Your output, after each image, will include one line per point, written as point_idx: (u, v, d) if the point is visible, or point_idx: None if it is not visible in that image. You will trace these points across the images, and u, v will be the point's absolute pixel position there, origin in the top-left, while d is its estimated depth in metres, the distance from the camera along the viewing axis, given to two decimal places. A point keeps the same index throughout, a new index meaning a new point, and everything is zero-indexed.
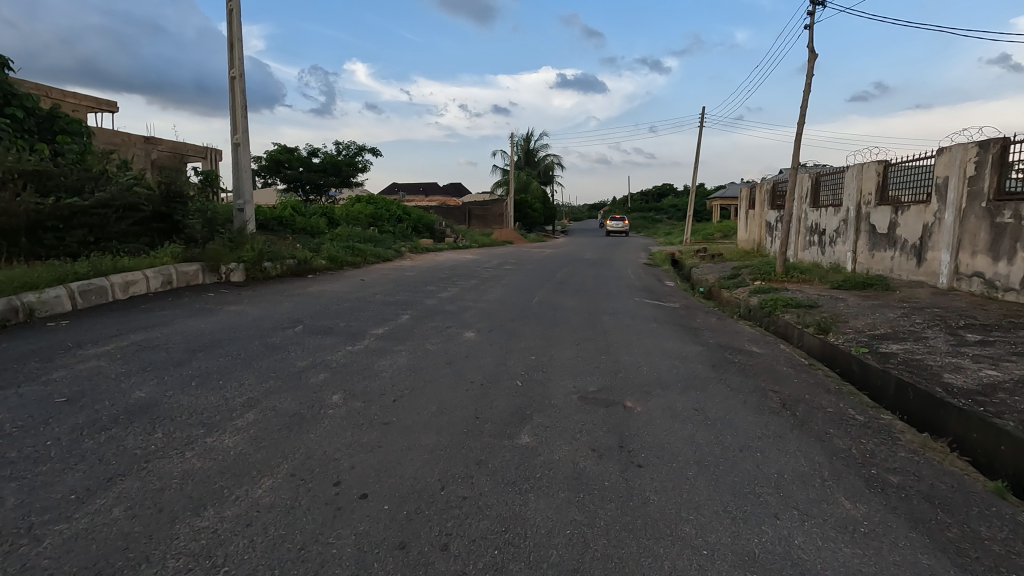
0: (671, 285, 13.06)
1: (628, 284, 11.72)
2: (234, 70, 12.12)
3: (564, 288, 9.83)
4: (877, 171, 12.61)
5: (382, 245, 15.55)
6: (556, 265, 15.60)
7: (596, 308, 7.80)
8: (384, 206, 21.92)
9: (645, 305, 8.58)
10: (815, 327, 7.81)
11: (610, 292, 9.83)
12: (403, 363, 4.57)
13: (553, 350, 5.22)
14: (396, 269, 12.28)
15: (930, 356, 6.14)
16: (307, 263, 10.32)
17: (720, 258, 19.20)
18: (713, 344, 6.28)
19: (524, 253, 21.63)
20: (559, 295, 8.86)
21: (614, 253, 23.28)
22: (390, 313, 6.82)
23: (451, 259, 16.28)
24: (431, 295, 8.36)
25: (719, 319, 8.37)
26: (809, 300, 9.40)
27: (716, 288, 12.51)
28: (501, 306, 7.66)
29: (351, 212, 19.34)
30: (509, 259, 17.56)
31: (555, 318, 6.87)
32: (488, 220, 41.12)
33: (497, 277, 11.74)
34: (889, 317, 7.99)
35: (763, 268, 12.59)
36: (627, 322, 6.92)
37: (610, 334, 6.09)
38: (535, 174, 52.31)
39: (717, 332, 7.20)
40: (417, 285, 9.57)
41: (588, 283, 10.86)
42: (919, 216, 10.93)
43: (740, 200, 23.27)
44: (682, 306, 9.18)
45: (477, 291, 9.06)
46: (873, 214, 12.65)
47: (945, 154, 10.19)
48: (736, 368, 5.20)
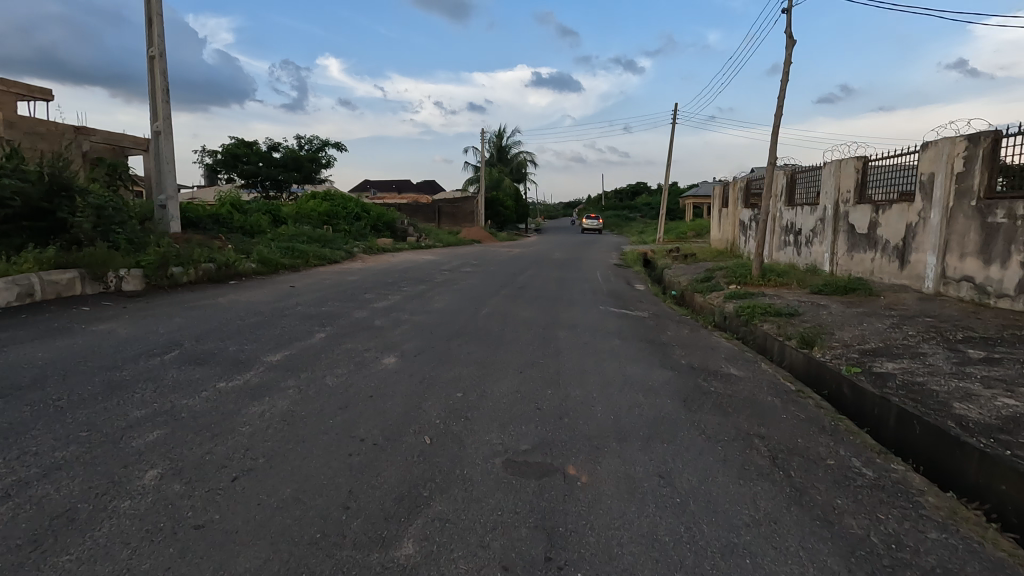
0: (642, 288, 12.17)
1: (594, 289, 10.74)
2: (153, 48, 10.75)
3: (521, 296, 8.80)
4: (857, 168, 11.92)
5: (330, 246, 14.27)
6: (521, 267, 14.54)
7: (552, 320, 6.77)
8: (341, 203, 20.60)
9: (610, 315, 7.61)
10: (798, 340, 6.95)
11: (573, 300, 8.83)
12: (280, 408, 3.45)
13: (487, 383, 4.17)
14: (340, 272, 11.08)
15: (931, 377, 5.32)
16: (230, 268, 9.04)
17: (692, 258, 18.42)
18: (685, 365, 5.33)
19: (491, 252, 20.54)
20: (514, 305, 7.81)
21: (584, 253, 22.37)
22: (304, 330, 5.69)
23: (408, 260, 15.12)
24: (366, 306, 7.23)
25: (692, 331, 7.45)
26: (788, 307, 8.57)
27: (689, 292, 11.65)
28: (442, 319, 6.59)
29: (303, 209, 17.95)
30: (471, 260, 16.44)
31: (501, 335, 5.82)
32: (458, 218, 39.86)
33: (451, 281, 10.65)
34: (878, 327, 7.18)
35: (738, 270, 11.76)
36: (585, 338, 5.92)
37: (562, 357, 5.08)
38: (507, 171, 51.26)
39: (689, 348, 6.26)
40: (355, 293, 8.42)
41: (550, 290, 9.84)
42: (902, 215, 10.26)
43: (713, 198, 22.56)
44: (651, 315, 8.24)
45: (422, 300, 7.96)
46: (852, 213, 11.97)
47: (930, 149, 9.50)
48: (712, 402, 4.23)
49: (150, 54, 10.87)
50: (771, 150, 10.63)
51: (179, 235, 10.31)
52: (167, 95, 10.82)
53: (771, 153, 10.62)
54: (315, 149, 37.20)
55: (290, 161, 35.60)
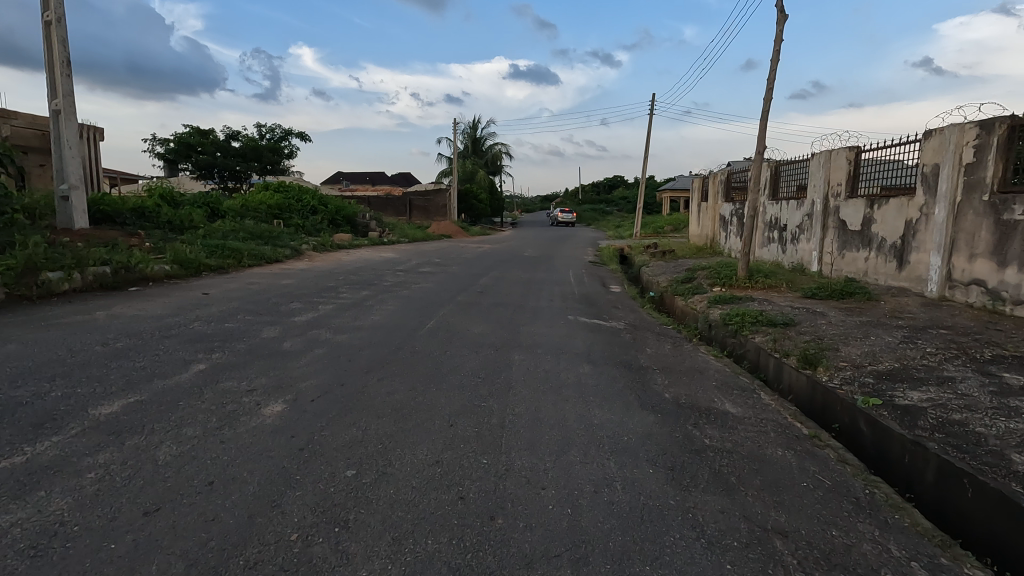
0: (617, 291, 11.08)
1: (564, 292, 9.59)
2: (48, 13, 9.16)
3: (479, 305, 7.59)
4: (848, 159, 11.00)
5: (274, 243, 12.81)
6: (488, 266, 13.31)
7: (509, 339, 5.60)
8: (296, 195, 19.08)
9: (581, 329, 6.45)
10: (798, 359, 5.90)
11: (539, 308, 7.66)
12: (45, 517, 2.19)
13: (397, 450, 2.95)
14: (277, 274, 9.72)
15: (971, 414, 4.29)
16: (131, 271, 7.57)
17: (671, 255, 17.44)
18: (670, 403, 4.19)
19: (459, 249, 19.27)
20: (467, 317, 6.58)
21: (557, 249, 21.24)
22: (180, 359, 4.37)
23: (363, 258, 13.77)
24: (283, 321, 5.93)
25: (675, 347, 6.35)
26: (781, 315, 7.54)
27: (669, 294, 10.62)
28: (373, 338, 5.35)
29: (250, 203, 16.36)
30: (435, 257, 15.14)
31: (439, 363, 4.60)
32: (430, 212, 38.38)
33: (403, 284, 9.39)
34: (889, 341, 6.18)
35: (722, 270, 10.72)
36: (547, 365, 4.74)
37: (511, 396, 3.89)
38: (481, 163, 49.85)
39: (673, 373, 5.14)
40: (279, 301, 7.11)
41: (516, 295, 8.63)
42: (901, 211, 9.34)
43: (692, 192, 21.63)
44: (628, 327, 7.10)
45: (357, 311, 6.68)
46: (843, 208, 11.06)
47: (934, 137, 8.56)
48: (708, 469, 3.09)
49: (45, 20, 9.29)
50: (759, 140, 9.60)
51: (80, 233, 8.85)
52: (68, 69, 9.26)
53: (759, 142, 9.60)
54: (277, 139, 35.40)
55: (250, 151, 33.65)
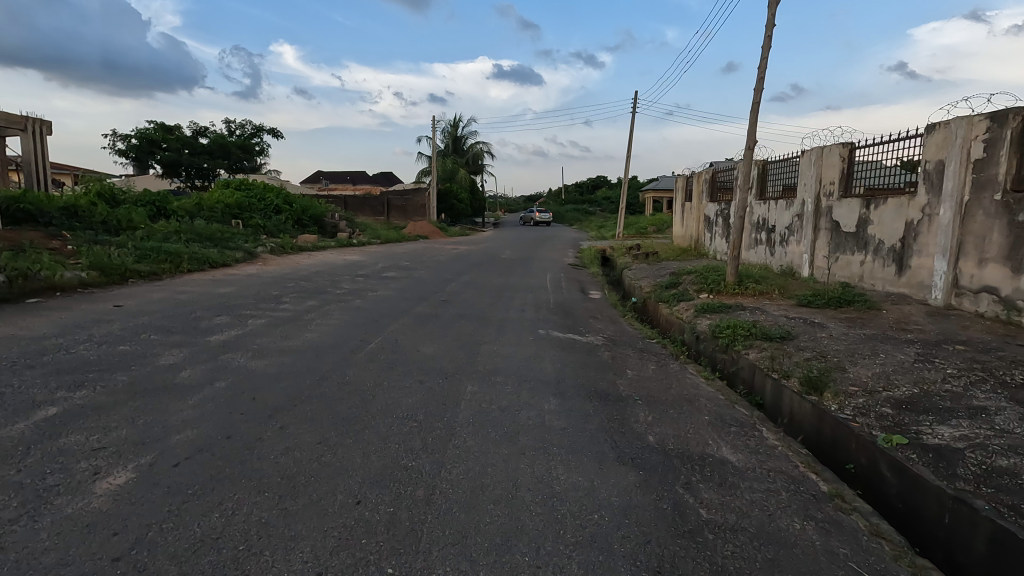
0: (597, 297, 10.26)
1: (538, 300, 8.74)
2: None
3: (439, 317, 6.67)
4: (842, 156, 10.32)
5: (224, 246, 11.73)
6: (460, 270, 12.38)
7: (464, 363, 4.69)
8: (258, 194, 17.94)
9: (551, 347, 5.57)
10: (801, 381, 5.11)
11: (507, 321, 6.76)
12: None
13: (264, 556, 2.03)
14: (217, 280, 8.69)
15: (1018, 458, 3.52)
16: (32, 279, 6.50)
17: (654, 257, 16.69)
18: (655, 453, 3.32)
19: (433, 251, 18.28)
20: (419, 334, 5.66)
21: (537, 251, 20.39)
22: (26, 401, 3.37)
23: (325, 261, 12.75)
24: (194, 342, 4.94)
25: (660, 368, 5.50)
26: (777, 328, 6.77)
27: (652, 301, 9.83)
28: (297, 364, 4.40)
29: (204, 201, 15.19)
30: (404, 260, 14.18)
31: (368, 401, 3.68)
32: (408, 212, 37.29)
33: (358, 292, 8.43)
34: (902, 360, 5.43)
35: (709, 274, 9.95)
36: (504, 401, 3.84)
37: (449, 452, 2.99)
38: (462, 163, 48.87)
39: (658, 405, 4.29)
40: (203, 315, 6.11)
41: (483, 305, 7.73)
42: (900, 211, 8.67)
43: (675, 192, 20.94)
44: (607, 343, 6.24)
45: (291, 327, 5.71)
46: (836, 209, 10.38)
47: (939, 131, 7.88)
48: (707, 568, 2.23)
49: None
50: (749, 136, 8.84)
51: None
52: None
53: (749, 139, 8.85)
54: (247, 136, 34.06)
55: (218, 148, 32.26)
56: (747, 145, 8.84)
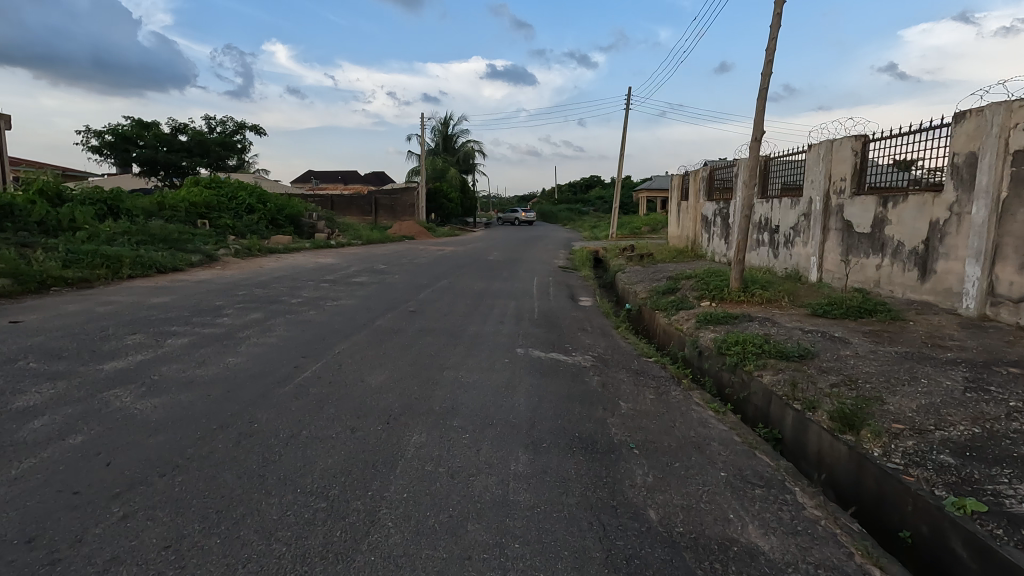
0: (588, 304, 9.34)
1: (521, 310, 7.80)
2: None
3: (402, 333, 5.70)
4: (854, 150, 9.44)
5: (179, 248, 10.70)
6: (440, 274, 11.38)
7: (415, 400, 3.73)
8: (229, 192, 16.89)
9: (529, 373, 4.61)
10: (831, 415, 4.19)
11: (480, 338, 5.79)
12: None
13: None
14: (158, 288, 7.68)
15: None
16: None
17: (649, 259, 15.76)
18: (658, 544, 2.38)
19: (416, 253, 17.27)
20: (370, 357, 4.69)
21: (526, 253, 19.43)
22: None
23: (293, 264, 11.75)
24: (80, 371, 3.96)
25: (659, 398, 4.56)
26: (794, 344, 5.86)
27: (648, 310, 8.92)
28: (196, 404, 3.42)
29: (167, 199, 14.12)
30: (381, 262, 13.19)
31: (267, 465, 2.71)
32: (396, 211, 36.20)
33: (317, 300, 7.45)
34: (949, 386, 4.53)
35: (710, 279, 9.05)
36: (455, 460, 2.88)
37: (360, 562, 2.04)
38: (452, 161, 47.85)
39: (659, 456, 3.35)
40: (114, 332, 5.11)
41: (456, 317, 6.77)
42: (923, 210, 7.79)
43: (671, 191, 20.05)
44: (597, 364, 5.29)
45: (215, 349, 4.72)
46: (848, 208, 9.51)
47: (970, 119, 7.02)
48: None
49: None
50: (755, 126, 7.93)
51: None
52: None
53: (755, 129, 7.94)
54: (227, 133, 32.92)
55: (197, 146, 31.08)
56: (754, 136, 7.92)
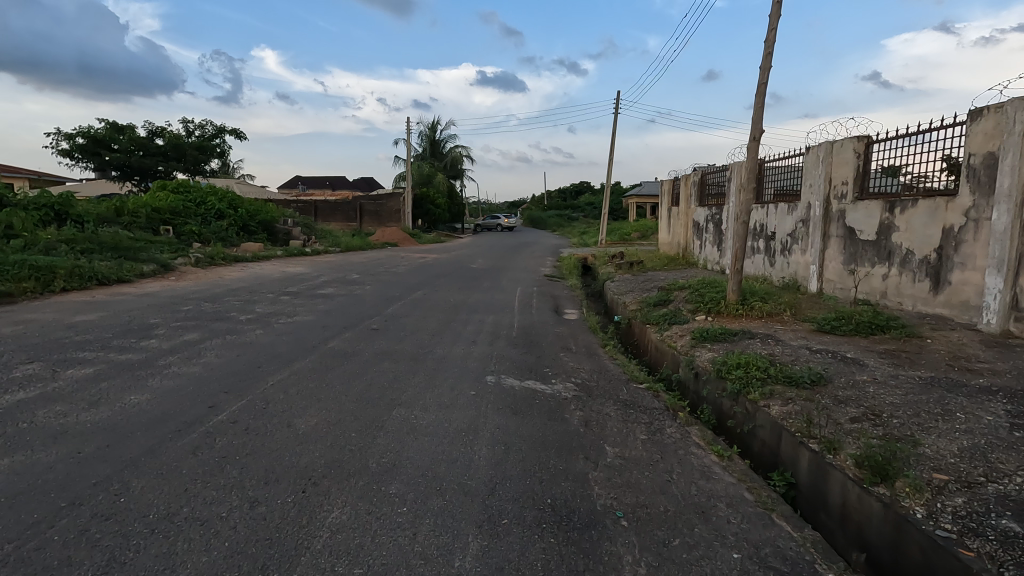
0: (573, 318, 8.62)
1: (499, 325, 7.06)
2: None
3: (355, 358, 4.93)
4: (856, 152, 8.86)
5: (131, 257, 9.84)
6: (416, 284, 10.61)
7: (348, 454, 2.97)
8: (198, 196, 16.02)
9: (497, 409, 3.87)
10: (858, 461, 3.49)
11: (447, 362, 5.04)
12: None
13: None
14: (92, 303, 6.86)
15: None
16: None
17: (639, 267, 15.11)
18: None
19: (396, 260, 16.49)
20: (307, 392, 3.92)
21: (513, 260, 18.71)
22: None
23: (257, 273, 10.92)
24: None
25: (653, 438, 3.84)
26: (803, 368, 5.18)
27: (639, 324, 8.22)
28: (53, 466, 2.63)
29: (126, 204, 13.22)
30: (355, 271, 12.39)
31: (110, 573, 1.93)
32: (382, 217, 35.36)
33: (270, 317, 6.65)
34: (992, 423, 3.86)
35: (705, 290, 8.38)
36: (380, 555, 2.13)
37: None
38: (439, 166, 47.14)
39: (654, 530, 2.62)
40: (5, 361, 4.28)
41: (423, 336, 6.01)
42: (935, 216, 7.18)
43: (661, 196, 19.47)
44: (580, 395, 4.56)
45: (120, 383, 3.93)
46: (851, 213, 8.91)
47: (989, 117, 6.42)
48: None
49: None
50: (754, 125, 7.28)
51: None
52: None
53: (753, 128, 7.29)
54: (205, 137, 31.93)
55: (173, 149, 30.04)
56: (752, 135, 7.27)
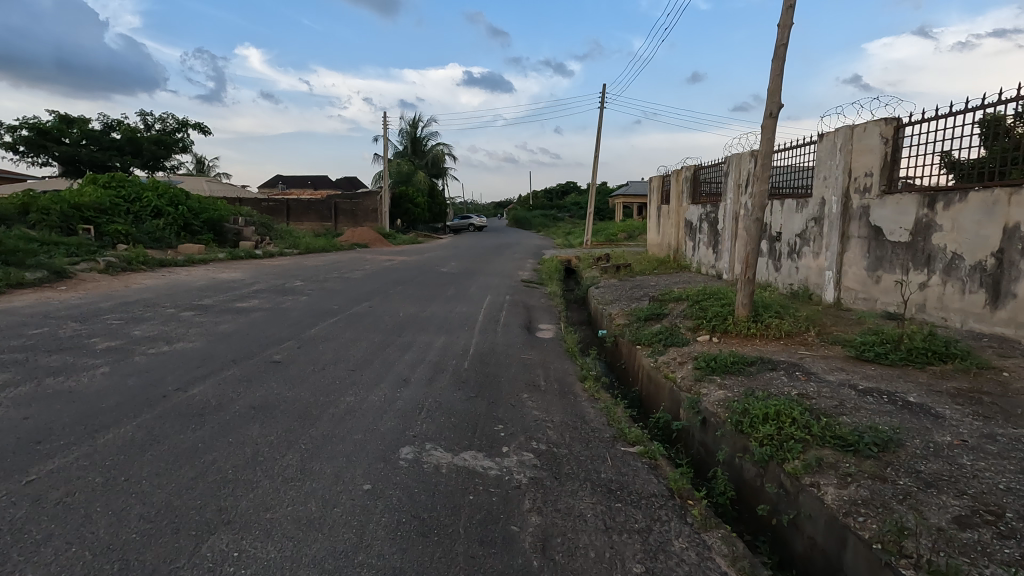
0: (549, 336, 7.11)
1: (450, 351, 5.51)
2: None
3: (215, 417, 3.34)
4: (883, 137, 7.46)
5: (14, 263, 8.11)
6: (366, 293, 9.01)
7: None
8: (132, 190, 14.24)
9: (395, 528, 2.32)
10: None
11: (353, 418, 3.48)
12: None
13: None
14: None
15: None
16: None
17: (626, 270, 13.65)
18: None
19: (358, 263, 14.87)
20: (77, 499, 2.33)
21: (490, 263, 17.14)
22: None
23: (178, 281, 9.22)
24: None
25: (655, 571, 2.32)
26: (856, 423, 3.71)
27: (629, 345, 6.73)
28: None
29: (37, 200, 11.44)
30: (300, 277, 10.74)
31: None
32: (358, 217, 33.56)
33: (143, 344, 5.03)
34: None
35: (707, 302, 6.90)
36: None
37: None
38: (420, 164, 45.47)
39: None
40: None
41: (337, 372, 4.44)
42: (993, 213, 5.84)
43: (649, 194, 18.05)
44: (542, 476, 3.04)
45: None
46: (877, 210, 7.51)
47: None
48: None
49: None
50: (770, 98, 5.82)
51: None
52: None
53: (770, 102, 5.83)
54: (165, 131, 29.93)
55: (128, 143, 28.00)
56: (768, 111, 5.80)
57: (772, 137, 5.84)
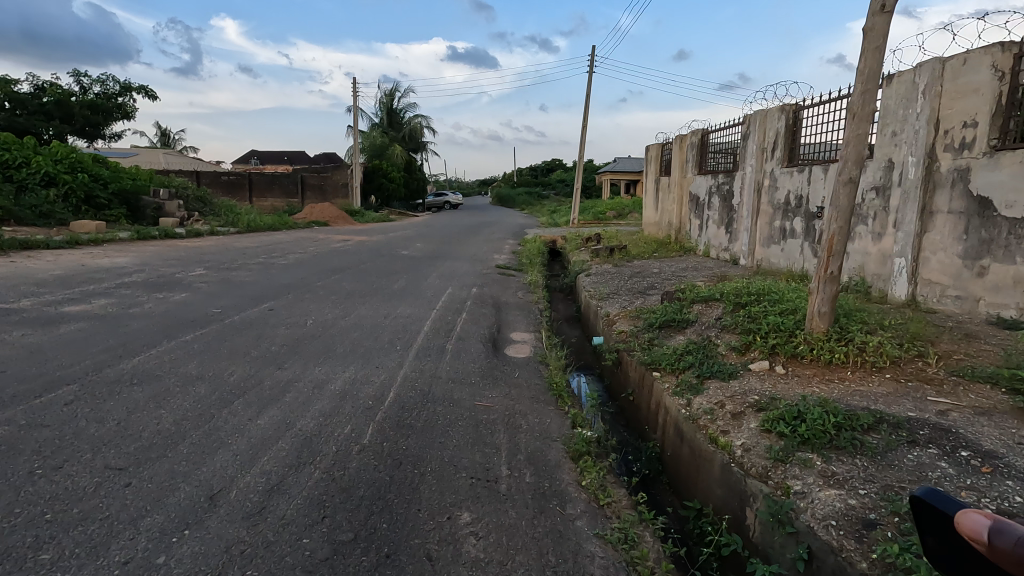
0: (524, 353, 4.88)
1: (350, 401, 3.23)
2: None
3: None
4: (997, 70, 5.27)
5: None
6: (280, 288, 6.67)
7: None
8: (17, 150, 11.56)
9: None
10: None
11: None
12: None
13: None
14: None
15: None
16: None
17: (621, 253, 11.45)
18: None
19: (304, 244, 12.46)
20: None
21: (464, 245, 14.83)
22: None
23: (19, 269, 6.76)
24: None
25: None
26: None
27: (641, 371, 4.52)
28: None
29: None
30: (207, 262, 8.32)
31: None
32: (326, 192, 30.83)
33: None
34: None
35: (755, 307, 4.69)
36: None
37: None
38: (396, 137, 42.58)
39: None
40: None
41: (74, 483, 2.15)
42: None
43: (646, 166, 15.77)
44: None
45: None
46: (985, 174, 5.36)
47: None
48: None
49: None
50: None
51: None
52: None
53: None
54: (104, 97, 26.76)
55: (57, 108, 24.73)
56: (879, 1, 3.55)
57: (881, 46, 3.60)
